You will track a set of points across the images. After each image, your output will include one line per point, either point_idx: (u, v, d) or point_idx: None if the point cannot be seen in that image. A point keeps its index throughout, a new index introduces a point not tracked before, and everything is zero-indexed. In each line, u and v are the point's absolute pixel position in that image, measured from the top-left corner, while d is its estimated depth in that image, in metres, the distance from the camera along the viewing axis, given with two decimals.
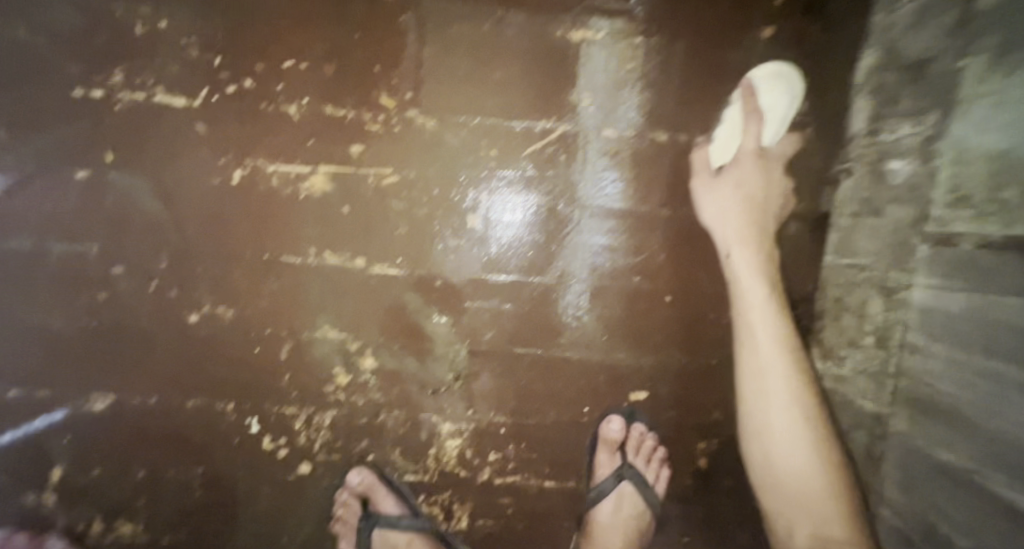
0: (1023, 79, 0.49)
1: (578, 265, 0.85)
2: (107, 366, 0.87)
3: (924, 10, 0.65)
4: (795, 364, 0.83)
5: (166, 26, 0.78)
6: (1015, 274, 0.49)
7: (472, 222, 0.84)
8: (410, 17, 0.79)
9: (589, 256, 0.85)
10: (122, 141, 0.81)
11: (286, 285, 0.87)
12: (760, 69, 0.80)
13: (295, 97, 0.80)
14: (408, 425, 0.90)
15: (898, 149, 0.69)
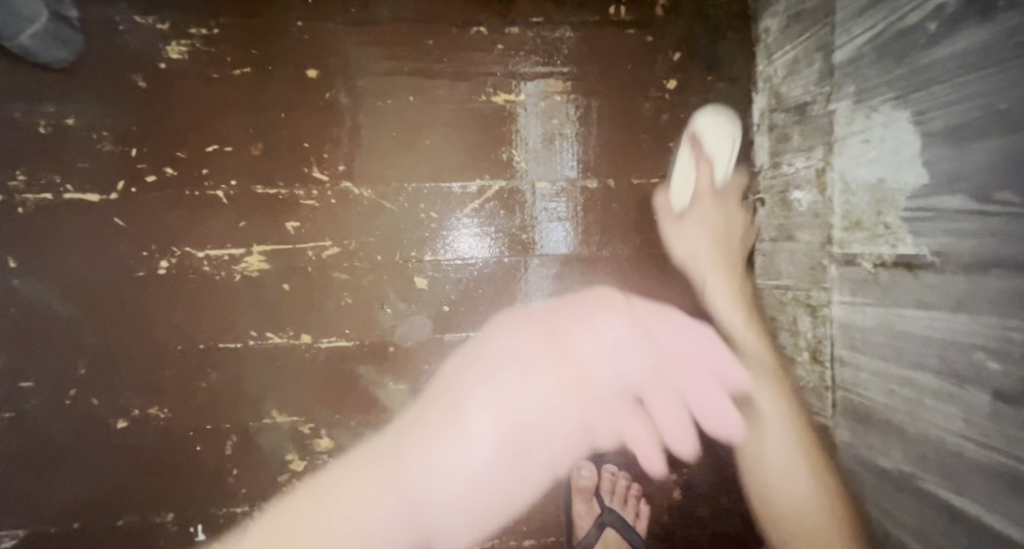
0: (884, 120, 0.58)
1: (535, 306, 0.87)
2: (18, 497, 0.77)
3: (796, 62, 0.75)
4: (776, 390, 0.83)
5: (73, 121, 0.74)
6: (908, 288, 0.56)
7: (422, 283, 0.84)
8: (335, 93, 0.80)
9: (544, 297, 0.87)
10: (28, 244, 0.75)
11: (226, 374, 0.81)
12: (700, 114, 0.85)
13: (222, 181, 0.79)
14: (374, 505, 0.86)
15: (798, 181, 0.76)
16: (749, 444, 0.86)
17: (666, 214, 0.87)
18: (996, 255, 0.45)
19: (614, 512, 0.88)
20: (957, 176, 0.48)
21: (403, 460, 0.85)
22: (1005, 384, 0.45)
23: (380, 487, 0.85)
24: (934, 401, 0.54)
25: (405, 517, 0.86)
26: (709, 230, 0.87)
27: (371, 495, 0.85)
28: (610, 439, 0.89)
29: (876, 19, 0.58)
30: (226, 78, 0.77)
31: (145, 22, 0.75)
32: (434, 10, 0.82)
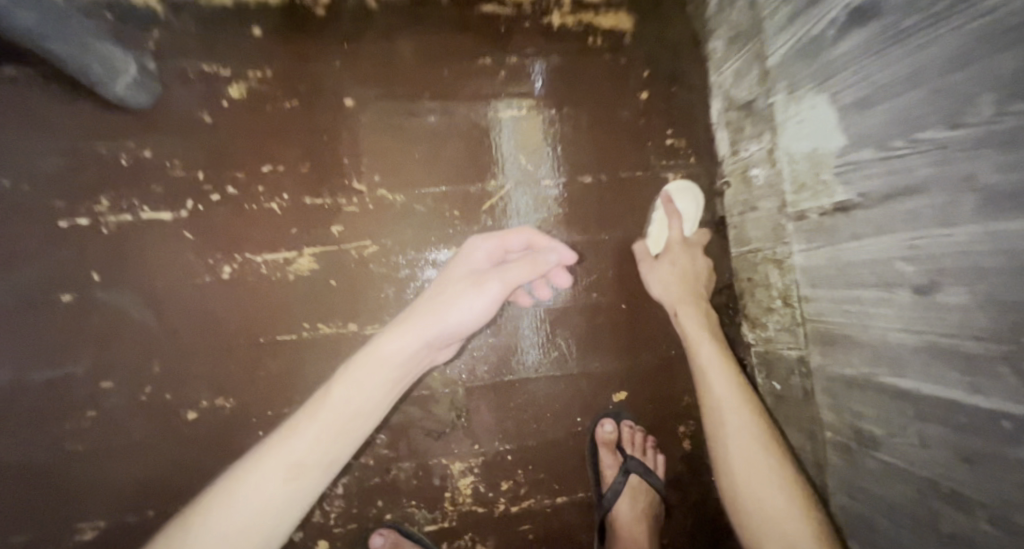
0: (810, 103, 0.76)
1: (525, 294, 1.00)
2: (98, 490, 0.85)
3: (740, 70, 0.94)
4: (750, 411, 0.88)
5: (150, 153, 0.88)
6: (845, 226, 0.73)
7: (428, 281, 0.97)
8: (368, 118, 0.96)
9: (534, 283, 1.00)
10: (110, 260, 0.86)
11: (283, 364, 0.92)
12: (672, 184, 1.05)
13: (276, 196, 0.92)
14: (420, 475, 0.95)
15: (754, 162, 0.94)
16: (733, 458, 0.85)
17: (643, 257, 1.02)
18: (900, 186, 0.62)
19: (636, 459, 0.99)
20: (866, 136, 0.66)
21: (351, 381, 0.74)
22: (919, 279, 0.61)
23: (350, 390, 0.73)
24: (875, 308, 0.69)
25: (342, 427, 0.72)
26: (678, 275, 0.99)
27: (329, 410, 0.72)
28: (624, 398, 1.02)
29: (794, 32, 0.78)
30: (277, 111, 0.92)
31: (210, 69, 0.90)
32: (446, 47, 0.99)
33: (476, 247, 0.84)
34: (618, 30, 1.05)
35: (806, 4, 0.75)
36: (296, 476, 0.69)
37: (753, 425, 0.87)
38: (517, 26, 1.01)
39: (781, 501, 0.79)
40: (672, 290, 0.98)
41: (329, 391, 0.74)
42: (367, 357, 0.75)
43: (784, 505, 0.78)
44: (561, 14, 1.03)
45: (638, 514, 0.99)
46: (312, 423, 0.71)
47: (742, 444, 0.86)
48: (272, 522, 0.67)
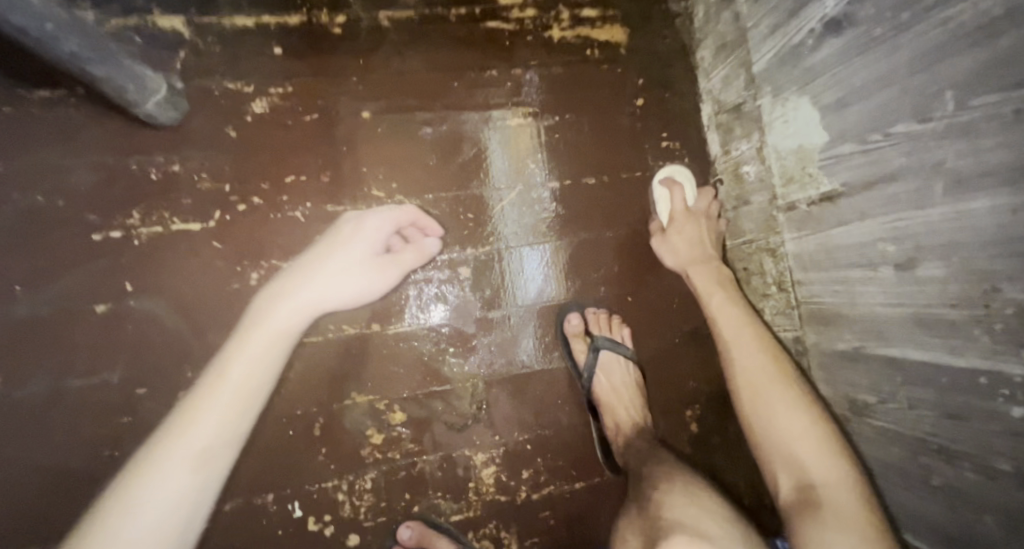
0: (793, 104, 0.84)
1: (526, 291, 1.06)
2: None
3: (727, 76, 1.02)
4: (775, 365, 0.90)
5: (178, 167, 0.92)
6: (831, 213, 0.80)
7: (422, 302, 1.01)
8: (384, 129, 1.02)
9: (537, 281, 1.07)
10: (143, 270, 0.90)
11: (310, 364, 0.96)
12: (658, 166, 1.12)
13: (299, 205, 0.97)
14: (445, 467, 0.99)
15: (745, 159, 1.01)
16: (761, 411, 0.86)
17: (656, 232, 1.08)
18: (877, 174, 0.70)
19: (606, 340, 1.04)
20: (845, 132, 0.74)
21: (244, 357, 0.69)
22: (899, 256, 0.69)
23: (249, 365, 0.68)
24: (862, 287, 0.77)
25: (247, 406, 0.67)
26: (689, 242, 1.05)
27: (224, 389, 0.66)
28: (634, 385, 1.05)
29: (775, 41, 0.87)
30: (298, 124, 0.98)
31: (234, 87, 0.95)
32: (455, 60, 1.05)
33: (364, 221, 0.86)
34: (614, 43, 1.13)
35: (785, 17, 0.84)
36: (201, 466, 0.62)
37: (770, 363, 0.90)
38: (520, 40, 1.08)
39: (797, 425, 0.82)
40: (683, 254, 1.04)
41: (222, 368, 0.68)
42: (259, 330, 0.72)
43: (798, 427, 0.82)
44: (561, 29, 1.10)
45: (614, 381, 1.04)
46: (206, 407, 0.65)
47: (760, 381, 0.88)
48: (181, 518, 0.59)
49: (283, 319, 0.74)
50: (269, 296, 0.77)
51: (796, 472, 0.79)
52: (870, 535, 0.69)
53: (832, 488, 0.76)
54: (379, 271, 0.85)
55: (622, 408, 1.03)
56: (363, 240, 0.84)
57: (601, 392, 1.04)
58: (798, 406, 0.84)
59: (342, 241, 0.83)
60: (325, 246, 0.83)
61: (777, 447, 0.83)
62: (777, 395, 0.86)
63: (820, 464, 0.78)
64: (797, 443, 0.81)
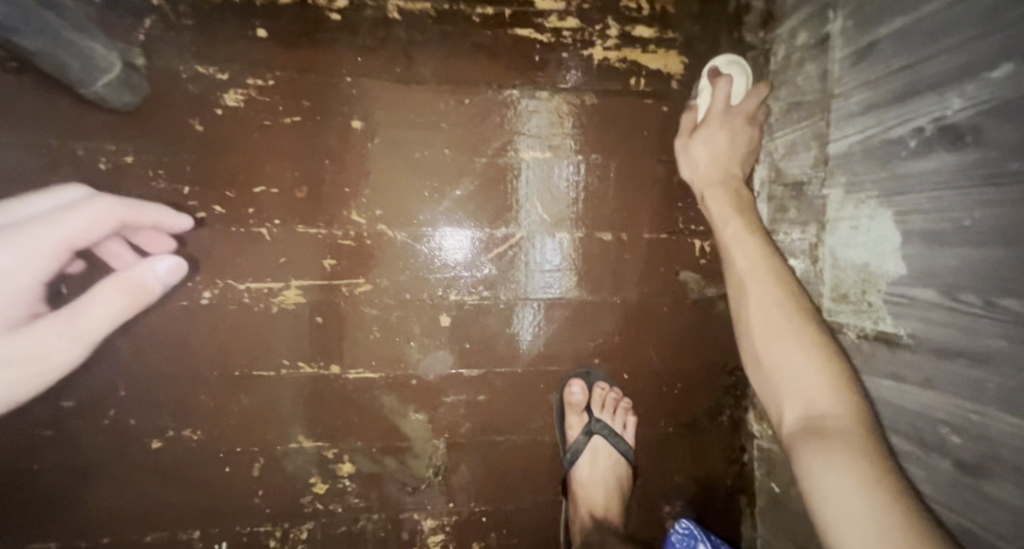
0: (868, 211, 0.67)
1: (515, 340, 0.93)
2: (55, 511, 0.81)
3: (793, 145, 0.84)
4: (786, 291, 0.77)
5: (132, 160, 0.80)
6: (885, 361, 0.65)
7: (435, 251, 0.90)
8: (375, 143, 0.87)
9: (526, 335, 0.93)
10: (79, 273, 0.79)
11: (256, 399, 0.86)
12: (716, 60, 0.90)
13: (266, 220, 0.84)
14: (389, 527, 0.91)
15: (793, 250, 0.85)
16: (763, 341, 0.75)
17: (685, 128, 0.91)
18: (960, 346, 0.54)
19: (603, 423, 0.94)
20: (929, 275, 0.57)
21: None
22: (966, 455, 0.54)
23: None
24: (905, 463, 0.63)
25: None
26: (713, 151, 0.88)
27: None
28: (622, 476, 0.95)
29: (864, 125, 0.67)
30: (277, 126, 0.84)
31: (206, 72, 0.81)
32: (470, 72, 0.90)
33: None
34: (665, 73, 0.94)
35: (886, 98, 0.63)
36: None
37: (778, 288, 0.78)
38: (553, 56, 0.92)
39: (806, 357, 0.70)
40: (704, 162, 0.88)
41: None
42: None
43: (805, 358, 0.70)
44: (603, 48, 0.93)
45: (599, 472, 0.95)
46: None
47: (768, 314, 0.76)
48: None
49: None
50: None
51: (806, 407, 0.67)
52: (874, 461, 0.57)
53: (841, 420, 0.63)
54: (49, 337, 0.67)
55: (599, 500, 0.92)
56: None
57: (581, 481, 0.94)
58: (805, 334, 0.72)
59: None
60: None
61: (789, 378, 0.70)
62: (780, 321, 0.74)
63: (826, 397, 0.66)
64: (801, 376, 0.69)
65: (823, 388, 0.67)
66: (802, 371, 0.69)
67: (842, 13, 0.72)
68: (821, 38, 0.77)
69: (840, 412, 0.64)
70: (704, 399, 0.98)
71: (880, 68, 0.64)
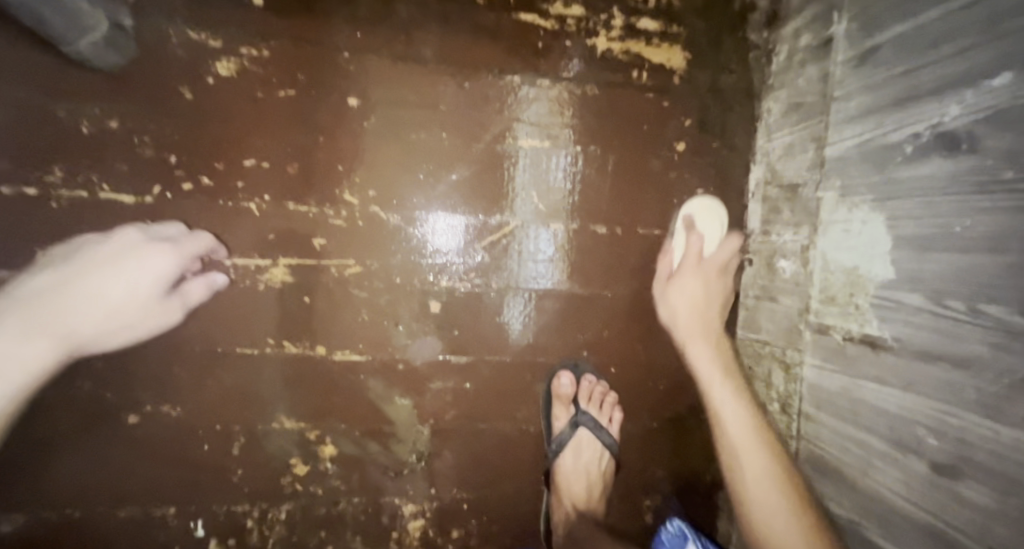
0: (862, 214, 0.68)
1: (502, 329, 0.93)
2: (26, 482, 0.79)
3: (790, 146, 0.85)
4: (749, 411, 0.83)
5: (117, 125, 0.77)
6: (869, 363, 0.66)
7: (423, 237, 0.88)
8: (371, 122, 0.85)
9: (514, 324, 0.93)
10: (57, 239, 0.76)
11: (238, 377, 0.85)
12: (693, 204, 0.95)
13: (255, 195, 0.82)
14: (369, 511, 0.91)
15: (784, 251, 0.86)
16: (725, 443, 0.81)
17: (661, 276, 0.94)
18: (942, 351, 0.54)
19: (588, 415, 0.94)
20: (918, 280, 0.57)
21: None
22: (941, 457, 0.55)
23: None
24: (882, 463, 0.64)
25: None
26: (691, 300, 0.91)
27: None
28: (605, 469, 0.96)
29: (862, 128, 0.68)
30: (270, 98, 0.82)
31: (198, 38, 0.79)
32: (472, 55, 0.88)
33: (143, 261, 0.74)
34: (668, 68, 0.94)
35: (886, 102, 0.63)
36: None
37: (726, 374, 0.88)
38: (557, 43, 0.91)
39: (762, 468, 0.76)
40: (683, 314, 0.91)
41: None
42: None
43: (758, 467, 0.76)
44: (607, 39, 0.92)
45: (582, 465, 0.95)
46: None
47: (721, 394, 0.85)
48: None
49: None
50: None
51: (757, 495, 0.74)
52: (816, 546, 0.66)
53: (786, 536, 0.69)
54: (158, 312, 0.77)
55: (581, 491, 0.93)
56: (129, 282, 0.73)
57: (563, 472, 0.94)
58: (744, 408, 0.83)
59: (90, 269, 0.72)
60: (80, 276, 0.71)
61: (735, 460, 0.79)
62: (726, 398, 0.84)
63: (768, 479, 0.75)
64: (748, 452, 0.78)
65: (773, 491, 0.73)
66: (757, 479, 0.75)
67: (847, 16, 0.72)
68: (825, 40, 0.77)
69: (790, 526, 0.69)
70: (688, 395, 0.99)
71: (881, 72, 0.64)
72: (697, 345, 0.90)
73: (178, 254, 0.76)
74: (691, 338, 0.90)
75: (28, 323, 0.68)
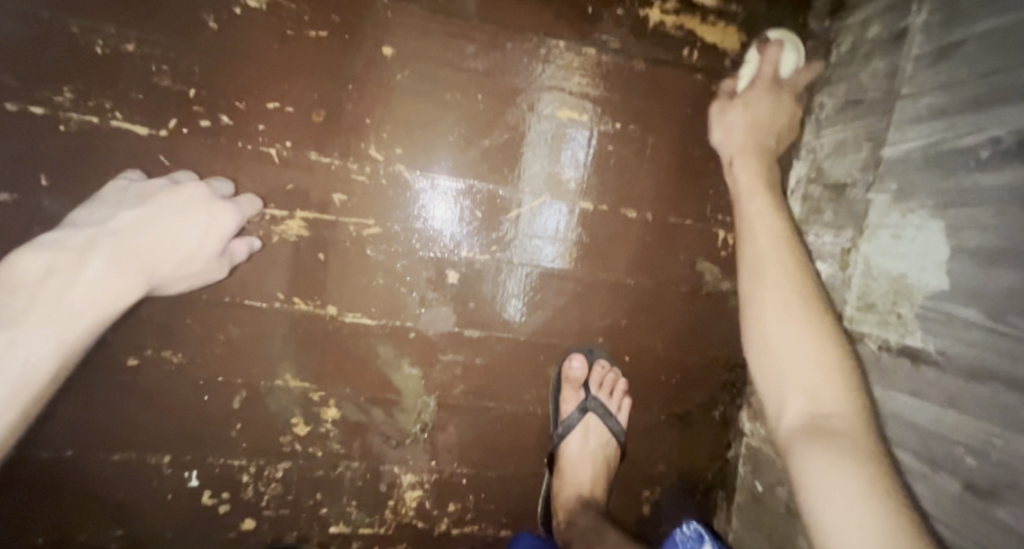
0: (918, 221, 0.64)
1: (520, 303, 0.90)
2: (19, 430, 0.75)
3: (843, 143, 0.81)
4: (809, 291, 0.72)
5: (135, 49, 0.72)
6: (906, 376, 0.64)
7: (431, 204, 0.84)
8: (405, 74, 0.80)
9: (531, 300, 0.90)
10: (62, 165, 0.72)
11: (245, 330, 0.82)
12: (744, 76, 0.87)
13: (277, 141, 0.78)
14: (367, 477, 0.89)
15: (821, 253, 0.83)
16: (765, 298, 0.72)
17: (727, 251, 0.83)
18: (995, 370, 0.52)
19: (598, 401, 0.92)
20: (978, 294, 0.54)
21: (56, 306, 0.65)
22: (980, 480, 0.52)
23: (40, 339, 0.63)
24: (908, 478, 0.62)
25: (46, 380, 0.64)
26: (753, 173, 0.83)
27: (64, 330, 0.65)
28: (610, 458, 0.94)
29: (930, 131, 0.64)
30: (301, 39, 0.77)
31: None
32: (517, 13, 0.83)
33: (212, 218, 0.71)
34: (720, 49, 0.89)
35: (962, 103, 0.60)
36: (22, 410, 0.63)
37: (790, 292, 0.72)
38: (608, 11, 0.85)
39: (793, 337, 0.67)
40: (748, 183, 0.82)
41: (14, 314, 0.62)
42: (46, 281, 0.64)
43: (791, 339, 0.68)
44: (660, 11, 0.87)
45: (588, 453, 0.93)
46: (37, 337, 0.63)
47: (784, 298, 0.71)
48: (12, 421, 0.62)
49: (28, 271, 0.63)
50: (52, 238, 0.65)
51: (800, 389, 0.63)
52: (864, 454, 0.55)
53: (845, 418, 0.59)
54: (210, 266, 0.74)
55: (586, 479, 0.91)
56: (200, 233, 0.71)
57: (567, 458, 0.93)
58: (795, 273, 0.73)
59: (160, 214, 0.69)
60: (133, 219, 0.68)
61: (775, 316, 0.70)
62: (777, 272, 0.73)
63: (823, 376, 0.63)
64: (797, 363, 0.65)
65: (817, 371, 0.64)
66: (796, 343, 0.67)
67: (927, 8, 0.67)
68: (898, 32, 0.72)
69: (843, 409, 0.60)
70: (701, 391, 0.97)
71: (961, 70, 0.60)
72: (758, 198, 0.81)
73: (239, 215, 0.73)
74: (758, 213, 0.79)
75: (116, 256, 0.67)
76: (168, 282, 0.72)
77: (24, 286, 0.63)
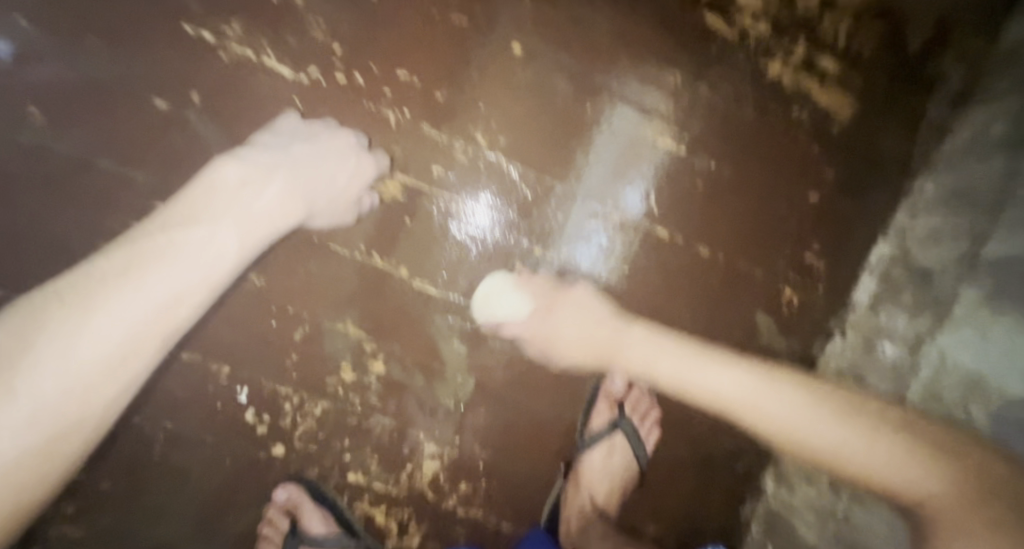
0: (1008, 325, 0.63)
1: None
2: None
3: (938, 233, 0.81)
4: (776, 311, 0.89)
5: (300, 0, 0.80)
6: None
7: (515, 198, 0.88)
8: (525, 73, 0.86)
9: None
10: (214, 87, 0.80)
11: (323, 270, 0.88)
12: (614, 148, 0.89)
13: (397, 107, 0.84)
14: (394, 436, 0.93)
15: (890, 334, 0.83)
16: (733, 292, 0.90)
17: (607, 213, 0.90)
18: None
19: (630, 422, 0.92)
20: None
21: (247, 214, 0.68)
22: None
23: (216, 234, 0.64)
24: None
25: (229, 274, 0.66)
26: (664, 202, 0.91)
27: (248, 234, 0.68)
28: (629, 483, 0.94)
29: None
30: (444, 23, 0.83)
31: None
32: (643, 38, 0.87)
33: (360, 164, 0.81)
34: (831, 114, 0.90)
35: None
36: (206, 300, 0.63)
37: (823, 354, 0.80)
38: (729, 55, 0.88)
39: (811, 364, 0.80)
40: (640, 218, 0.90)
41: (209, 211, 0.65)
42: (240, 189, 0.68)
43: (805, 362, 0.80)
44: (782, 66, 0.89)
45: (607, 470, 0.93)
46: (228, 233, 0.65)
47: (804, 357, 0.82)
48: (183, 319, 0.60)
49: (228, 177, 0.68)
50: (248, 154, 0.71)
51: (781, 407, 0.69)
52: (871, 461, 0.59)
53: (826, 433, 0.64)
54: (346, 208, 0.82)
55: (601, 491, 0.92)
56: (352, 177, 0.80)
57: (585, 471, 0.93)
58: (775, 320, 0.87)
59: (326, 154, 0.78)
60: (307, 150, 0.76)
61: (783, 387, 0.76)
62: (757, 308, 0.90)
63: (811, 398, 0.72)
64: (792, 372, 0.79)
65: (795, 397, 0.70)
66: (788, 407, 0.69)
67: None
68: None
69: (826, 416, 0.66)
70: (729, 441, 0.96)
71: None
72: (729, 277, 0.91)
73: (377, 171, 0.83)
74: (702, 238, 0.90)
75: (293, 181, 0.74)
76: (317, 216, 0.80)
77: (223, 191, 0.67)
